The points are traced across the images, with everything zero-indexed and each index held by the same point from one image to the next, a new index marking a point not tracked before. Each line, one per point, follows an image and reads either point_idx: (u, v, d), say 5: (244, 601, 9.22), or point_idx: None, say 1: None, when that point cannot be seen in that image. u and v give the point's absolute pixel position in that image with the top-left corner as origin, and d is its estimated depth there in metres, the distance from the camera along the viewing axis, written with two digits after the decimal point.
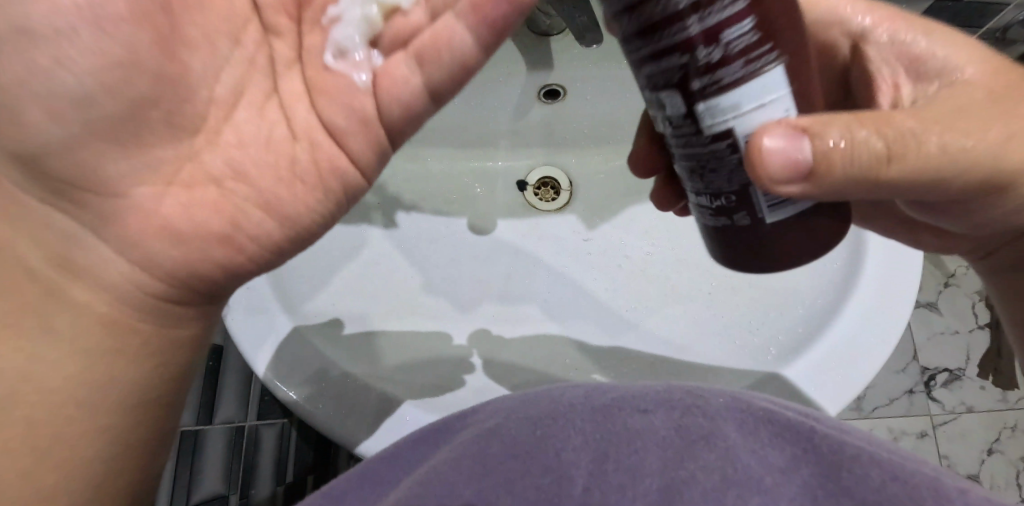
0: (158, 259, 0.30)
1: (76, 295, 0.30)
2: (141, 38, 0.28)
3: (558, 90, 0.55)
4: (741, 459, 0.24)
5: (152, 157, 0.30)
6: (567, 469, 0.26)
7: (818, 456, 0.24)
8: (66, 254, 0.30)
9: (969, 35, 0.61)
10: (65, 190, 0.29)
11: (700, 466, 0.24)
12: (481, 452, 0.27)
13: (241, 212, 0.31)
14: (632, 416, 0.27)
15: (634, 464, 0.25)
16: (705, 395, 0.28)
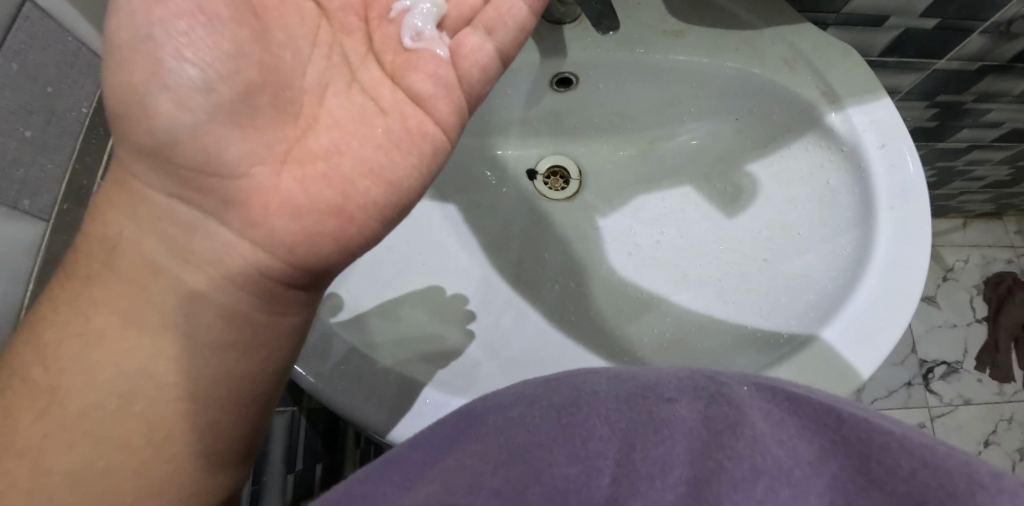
0: (280, 242, 0.34)
1: (196, 281, 0.33)
2: (242, 34, 0.31)
3: (571, 78, 0.54)
4: (771, 449, 0.24)
5: (259, 141, 0.33)
6: (593, 460, 0.26)
7: (848, 448, 0.24)
8: (194, 246, 0.34)
9: (973, 30, 0.61)
10: (197, 183, 0.33)
11: (728, 455, 0.24)
12: (507, 443, 0.27)
13: (350, 184, 0.35)
14: (658, 404, 0.27)
15: (661, 454, 0.25)
16: (727, 383, 0.29)
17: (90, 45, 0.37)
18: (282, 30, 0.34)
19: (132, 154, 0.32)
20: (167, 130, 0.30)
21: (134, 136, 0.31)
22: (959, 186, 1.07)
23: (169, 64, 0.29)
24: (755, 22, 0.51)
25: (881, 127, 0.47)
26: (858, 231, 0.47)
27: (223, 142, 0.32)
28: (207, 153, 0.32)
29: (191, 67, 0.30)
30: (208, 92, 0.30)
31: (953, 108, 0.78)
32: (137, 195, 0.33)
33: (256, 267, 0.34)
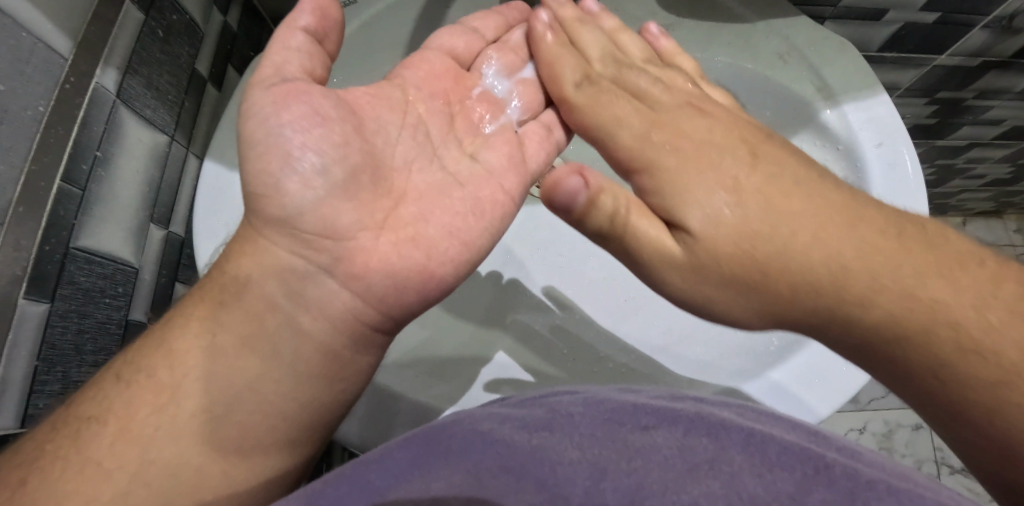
0: (374, 289, 0.36)
1: (300, 321, 0.35)
2: (347, 129, 0.35)
3: None
4: (749, 487, 0.22)
5: (371, 204, 0.36)
6: (561, 488, 0.23)
7: (832, 481, 0.22)
8: (301, 292, 0.35)
9: (974, 24, 0.59)
10: (316, 244, 0.35)
11: (704, 493, 0.21)
12: (472, 465, 0.26)
13: (433, 245, 0.37)
14: (632, 432, 0.26)
15: (631, 484, 0.23)
16: (708, 415, 0.27)
17: (49, 41, 0.33)
18: (374, 120, 0.38)
19: (267, 227, 0.35)
20: (287, 209, 0.33)
21: (261, 209, 0.34)
22: (958, 185, 1.05)
23: (292, 154, 0.33)
24: (748, 14, 0.48)
25: (879, 126, 0.45)
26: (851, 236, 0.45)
27: (337, 212, 0.34)
28: (325, 222, 0.34)
29: (309, 156, 0.33)
30: (326, 175, 0.34)
31: (952, 106, 0.76)
32: (263, 250, 0.35)
33: (352, 314, 0.36)
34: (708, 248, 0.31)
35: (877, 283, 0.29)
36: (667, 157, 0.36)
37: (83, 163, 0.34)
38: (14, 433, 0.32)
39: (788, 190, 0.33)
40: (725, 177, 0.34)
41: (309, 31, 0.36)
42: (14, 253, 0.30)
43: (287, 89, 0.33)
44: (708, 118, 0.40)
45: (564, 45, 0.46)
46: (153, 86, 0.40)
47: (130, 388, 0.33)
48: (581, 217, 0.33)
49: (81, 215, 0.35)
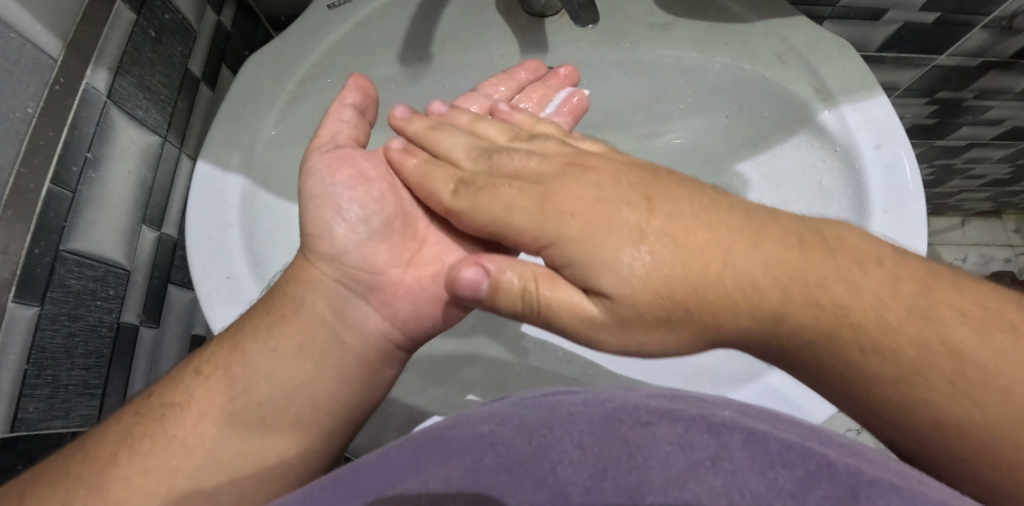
0: (400, 313, 0.38)
1: (344, 337, 0.37)
2: (382, 184, 0.39)
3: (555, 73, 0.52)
4: (748, 485, 0.22)
5: (398, 242, 0.39)
6: (563, 486, 0.23)
7: (833, 476, 0.22)
8: (344, 315, 0.37)
9: (974, 25, 0.59)
10: (356, 276, 0.37)
11: (704, 489, 0.22)
12: (471, 465, 0.25)
13: (448, 276, 0.39)
14: (634, 428, 0.26)
15: (633, 482, 0.23)
16: (712, 410, 0.27)
17: (38, 43, 0.33)
18: (400, 174, 0.41)
19: (319, 264, 0.37)
20: (332, 250, 0.37)
21: (313, 246, 0.37)
22: (957, 185, 1.05)
23: (341, 206, 0.37)
24: (747, 14, 0.47)
25: (876, 127, 0.44)
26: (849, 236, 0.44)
27: (375, 255, 0.38)
28: (363, 258, 0.37)
29: (351, 207, 0.37)
30: (366, 221, 0.38)
31: (952, 106, 0.76)
32: (314, 279, 0.37)
33: (384, 336, 0.38)
34: (626, 303, 0.28)
35: (785, 297, 0.26)
36: (569, 224, 0.30)
37: (72, 165, 0.34)
38: (5, 438, 0.32)
39: (688, 225, 0.29)
40: (629, 228, 0.29)
41: (356, 105, 0.41)
42: (2, 255, 0.30)
43: (328, 154, 0.38)
44: (593, 178, 0.33)
45: (433, 127, 0.40)
46: (146, 87, 0.40)
47: (207, 382, 0.36)
48: (490, 302, 0.31)
49: (71, 217, 0.34)
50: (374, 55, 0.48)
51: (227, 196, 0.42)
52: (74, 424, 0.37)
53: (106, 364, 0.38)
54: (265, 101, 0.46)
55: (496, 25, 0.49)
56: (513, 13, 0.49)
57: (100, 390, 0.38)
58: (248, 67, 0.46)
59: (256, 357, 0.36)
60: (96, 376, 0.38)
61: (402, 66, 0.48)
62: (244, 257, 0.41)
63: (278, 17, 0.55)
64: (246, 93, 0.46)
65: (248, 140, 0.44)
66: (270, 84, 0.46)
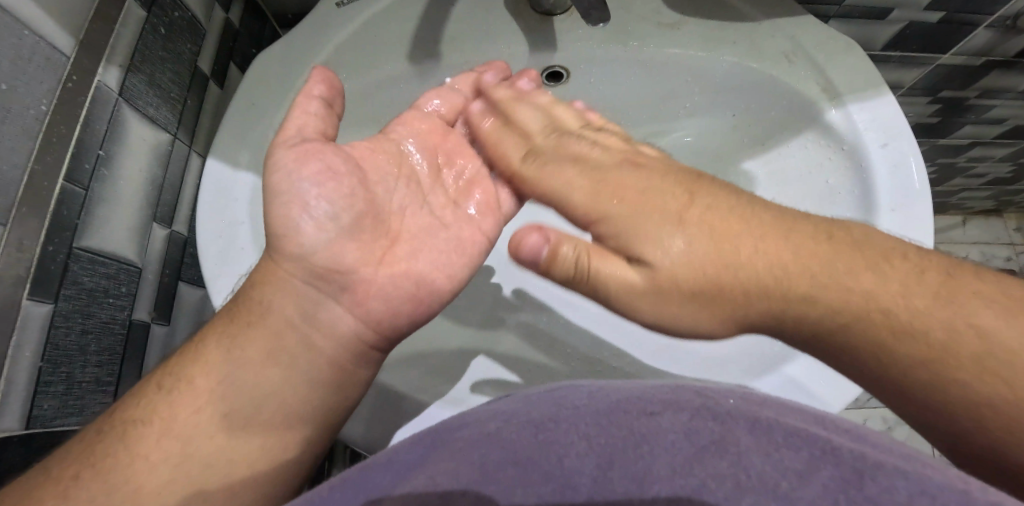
0: (377, 316, 0.38)
1: (315, 340, 0.37)
2: (354, 182, 0.38)
3: (561, 72, 0.52)
4: (754, 466, 0.22)
5: (366, 241, 0.38)
6: (570, 476, 0.24)
7: (837, 458, 0.22)
8: (314, 313, 0.37)
9: (979, 24, 0.59)
10: (327, 275, 0.37)
11: (712, 474, 0.22)
12: (481, 461, 0.26)
13: (425, 277, 0.39)
14: (637, 419, 0.26)
15: (640, 471, 0.23)
16: (716, 397, 0.27)
17: (51, 40, 0.32)
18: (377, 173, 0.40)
19: (286, 262, 0.37)
20: (311, 248, 0.36)
21: (280, 247, 0.37)
22: (959, 184, 1.05)
23: (309, 203, 0.36)
24: (753, 13, 0.48)
25: (885, 125, 0.43)
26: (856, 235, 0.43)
27: (343, 251, 0.37)
28: (337, 259, 0.37)
29: (322, 205, 0.36)
30: (335, 218, 0.37)
31: (956, 105, 0.76)
32: (283, 283, 0.37)
33: (356, 337, 0.38)
34: (666, 275, 0.31)
35: (815, 281, 0.29)
36: (617, 207, 0.35)
37: (84, 162, 0.34)
38: (20, 435, 0.32)
39: (730, 217, 0.32)
40: (669, 213, 0.33)
41: (324, 98, 0.39)
42: (18, 252, 0.30)
43: (298, 148, 0.36)
44: (644, 171, 0.37)
45: (502, 127, 0.46)
46: (156, 84, 0.40)
47: (170, 394, 0.35)
48: (546, 270, 0.33)
49: (84, 214, 0.34)
50: (382, 53, 0.48)
51: (237, 193, 0.42)
52: (86, 421, 0.37)
53: (118, 361, 0.38)
54: (275, 99, 0.45)
55: (503, 24, 0.49)
56: (520, 11, 0.49)
57: (112, 387, 0.38)
58: (256, 66, 0.46)
59: (217, 359, 0.36)
60: (108, 374, 0.38)
61: (410, 64, 0.48)
62: (253, 253, 0.40)
63: (286, 16, 0.55)
64: (256, 91, 0.46)
65: (257, 138, 0.44)
66: (279, 82, 0.46)
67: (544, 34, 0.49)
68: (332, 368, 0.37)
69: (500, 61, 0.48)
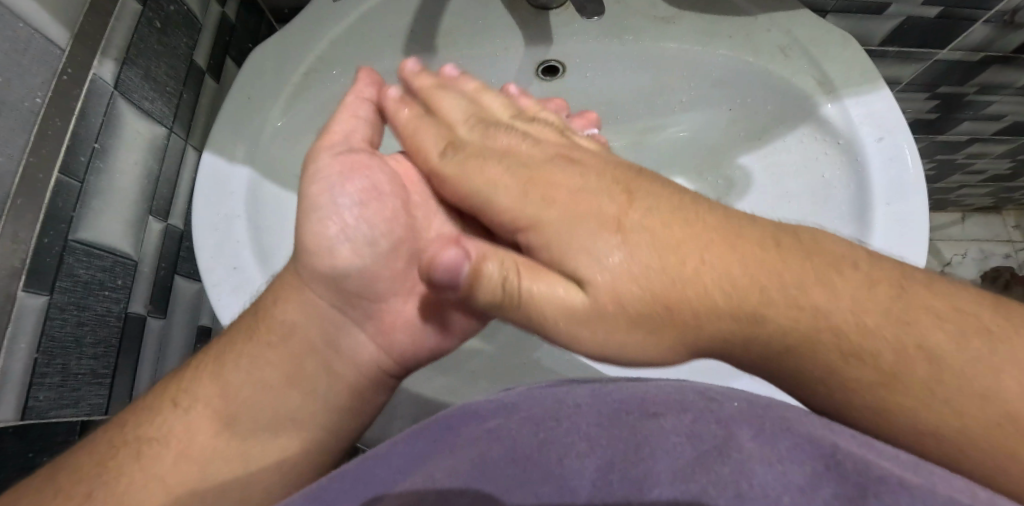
0: (397, 346, 0.37)
1: (334, 366, 0.37)
2: (396, 211, 0.37)
3: (558, 67, 0.52)
4: (757, 473, 0.21)
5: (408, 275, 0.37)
6: (570, 480, 0.23)
7: (843, 469, 0.21)
8: (335, 340, 0.37)
9: (977, 19, 0.59)
10: (353, 300, 0.36)
11: (713, 481, 0.21)
12: (479, 457, 0.26)
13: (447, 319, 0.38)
14: (641, 420, 0.26)
15: (640, 474, 0.23)
16: (719, 401, 0.27)
17: (45, 32, 0.32)
18: (418, 197, 0.39)
19: (318, 284, 0.35)
20: (348, 271, 0.35)
21: (312, 267, 0.35)
22: (958, 180, 1.05)
23: (347, 223, 0.34)
24: (750, 7, 0.47)
25: (879, 120, 0.43)
26: (852, 229, 0.43)
27: (380, 279, 0.36)
28: (371, 287, 0.36)
29: (358, 227, 0.35)
30: (373, 245, 0.35)
31: (954, 101, 0.76)
32: (306, 300, 0.36)
33: (377, 367, 0.38)
34: (614, 295, 0.28)
35: (765, 297, 0.25)
36: (551, 210, 0.31)
37: (80, 155, 0.33)
38: (16, 425, 0.31)
39: (668, 218, 0.29)
40: (607, 219, 0.29)
41: (368, 119, 0.39)
42: (12, 244, 0.30)
43: (343, 158, 0.36)
44: (578, 168, 0.33)
45: (422, 116, 0.41)
46: (152, 78, 0.39)
47: (187, 414, 0.35)
48: (467, 289, 0.30)
49: (79, 207, 0.34)
50: (378, 47, 0.47)
51: (232, 187, 0.42)
52: (83, 412, 0.36)
53: (114, 353, 0.38)
54: (272, 93, 0.45)
55: (499, 18, 0.48)
56: (517, 5, 0.48)
57: (109, 379, 0.38)
58: (252, 60, 0.46)
59: (241, 380, 0.36)
60: (105, 366, 0.37)
61: (407, 59, 0.48)
62: (249, 248, 0.40)
63: (282, 11, 0.55)
64: (251, 85, 0.45)
65: (253, 132, 0.44)
66: (274, 77, 0.46)
67: (540, 27, 0.48)
68: (351, 394, 0.37)
69: (562, 100, 0.50)
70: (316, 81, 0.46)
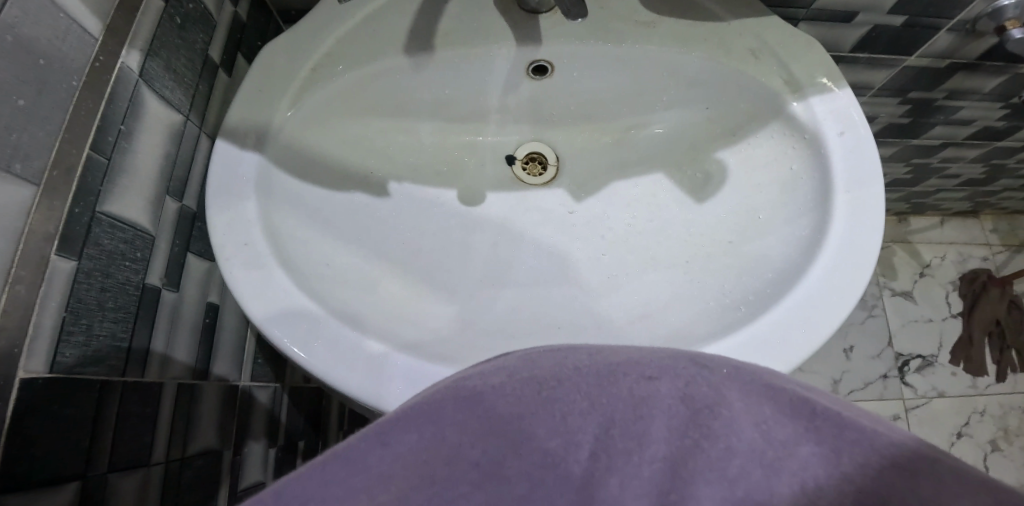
0: None
1: None
2: None
3: (546, 66, 0.53)
4: (745, 431, 0.26)
5: None
6: (574, 435, 0.26)
7: (820, 436, 0.26)
8: None
9: (940, 28, 0.63)
10: None
11: (704, 435, 0.26)
12: (483, 413, 0.27)
13: None
14: (637, 381, 0.28)
15: (639, 431, 0.27)
16: (710, 367, 0.30)
17: (82, 23, 0.34)
18: None
19: None
20: None
21: None
22: (935, 184, 1.09)
23: None
24: (723, 13, 0.50)
25: (842, 116, 0.47)
26: (815, 214, 0.46)
27: None
28: None
29: None
30: None
31: (925, 105, 0.80)
32: None
33: None
34: None
35: None
36: None
37: (108, 135, 0.36)
38: (48, 378, 0.32)
39: None
40: None
41: None
42: (48, 212, 0.32)
43: None
44: None
45: None
46: (172, 69, 0.42)
47: None
48: None
49: (106, 182, 0.36)
50: (379, 45, 0.50)
51: (243, 171, 0.44)
52: (103, 372, 0.36)
53: (132, 319, 0.39)
54: (281, 85, 0.48)
55: (494, 21, 0.51)
56: (508, 8, 0.51)
57: (127, 343, 0.38)
58: (263, 56, 0.49)
59: None
60: (123, 330, 0.38)
61: (406, 56, 0.50)
62: (260, 227, 0.42)
63: (289, 12, 0.57)
64: (262, 79, 0.48)
65: (264, 120, 0.46)
66: (285, 73, 0.48)
67: (531, 29, 0.50)
68: None
69: None
70: (323, 76, 0.49)
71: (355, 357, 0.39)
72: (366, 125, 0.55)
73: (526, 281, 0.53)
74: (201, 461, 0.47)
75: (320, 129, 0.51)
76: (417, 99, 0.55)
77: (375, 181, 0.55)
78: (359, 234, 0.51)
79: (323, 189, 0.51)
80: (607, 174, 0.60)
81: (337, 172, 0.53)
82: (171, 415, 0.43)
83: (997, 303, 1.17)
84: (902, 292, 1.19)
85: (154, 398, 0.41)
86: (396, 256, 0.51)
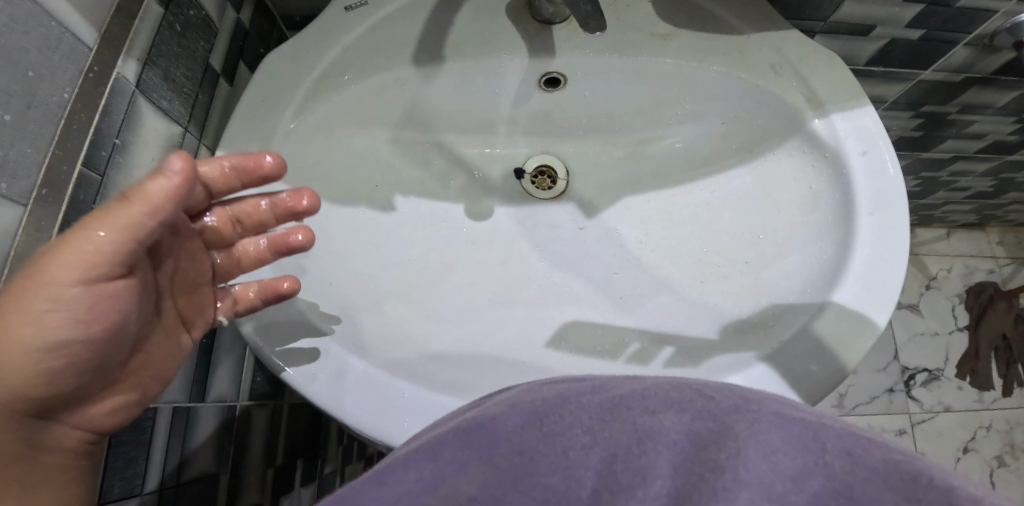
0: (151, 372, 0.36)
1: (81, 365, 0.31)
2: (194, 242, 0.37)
3: (559, 78, 0.52)
4: (752, 461, 0.23)
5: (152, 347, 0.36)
6: (574, 470, 0.24)
7: (829, 471, 0.23)
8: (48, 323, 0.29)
9: (958, 41, 0.61)
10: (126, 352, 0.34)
11: (711, 469, 0.23)
12: (485, 449, 0.26)
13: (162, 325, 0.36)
14: (641, 415, 0.26)
15: (643, 465, 0.24)
16: (715, 398, 0.27)
17: (76, 32, 0.33)
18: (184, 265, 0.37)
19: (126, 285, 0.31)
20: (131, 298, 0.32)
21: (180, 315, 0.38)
22: (943, 197, 1.08)
23: None
24: (742, 26, 0.49)
25: (864, 134, 0.46)
26: (838, 236, 0.44)
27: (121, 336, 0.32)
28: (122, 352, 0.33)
29: None
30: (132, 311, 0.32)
31: (938, 119, 0.79)
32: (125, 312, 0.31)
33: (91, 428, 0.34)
34: None
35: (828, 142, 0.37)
36: None
37: (101, 150, 0.34)
38: None
39: None
40: None
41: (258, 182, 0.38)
42: (35, 233, 0.30)
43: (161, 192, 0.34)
44: None
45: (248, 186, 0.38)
46: (171, 79, 0.40)
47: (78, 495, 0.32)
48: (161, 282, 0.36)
49: (98, 200, 0.34)
50: (387, 56, 0.48)
51: None
52: None
53: None
54: (284, 96, 0.46)
55: (506, 32, 0.49)
56: (520, 18, 0.50)
57: None
58: (267, 65, 0.47)
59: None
60: None
61: (415, 67, 0.49)
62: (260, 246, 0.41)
63: (294, 17, 0.56)
64: (265, 88, 0.46)
65: (265, 132, 0.45)
66: (288, 82, 0.47)
67: (544, 40, 0.49)
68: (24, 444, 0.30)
69: (253, 203, 0.40)
70: (326, 87, 0.48)
71: (358, 386, 0.37)
72: (373, 136, 0.54)
73: (535, 300, 0.52)
74: (197, 487, 0.45)
75: (325, 141, 0.50)
76: (424, 110, 0.54)
77: (381, 194, 0.53)
78: (367, 250, 0.50)
79: (330, 203, 0.50)
80: (618, 187, 0.59)
81: (344, 184, 0.51)
82: (167, 437, 0.41)
83: (1003, 316, 1.17)
84: (908, 305, 1.18)
85: (147, 424, 0.40)
86: (404, 274, 0.50)
